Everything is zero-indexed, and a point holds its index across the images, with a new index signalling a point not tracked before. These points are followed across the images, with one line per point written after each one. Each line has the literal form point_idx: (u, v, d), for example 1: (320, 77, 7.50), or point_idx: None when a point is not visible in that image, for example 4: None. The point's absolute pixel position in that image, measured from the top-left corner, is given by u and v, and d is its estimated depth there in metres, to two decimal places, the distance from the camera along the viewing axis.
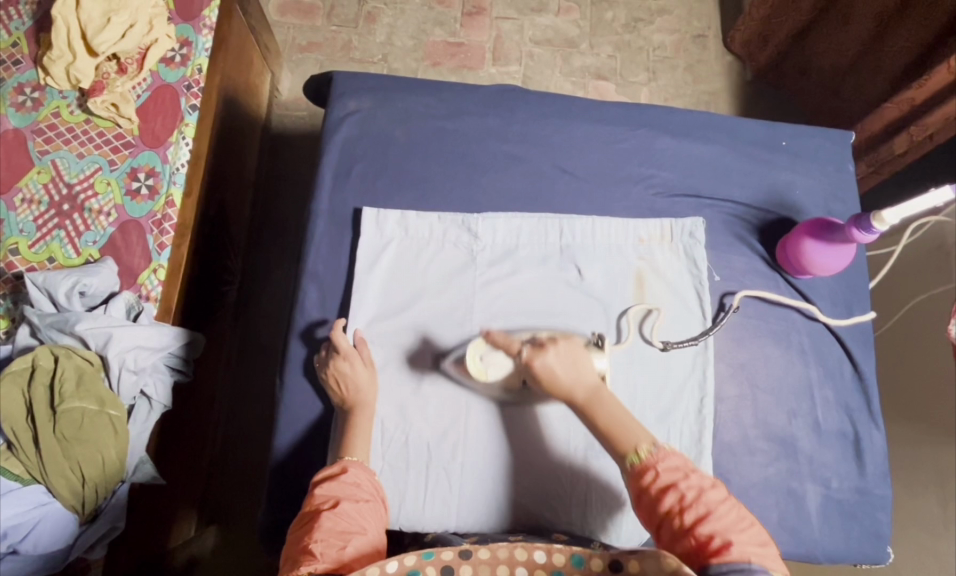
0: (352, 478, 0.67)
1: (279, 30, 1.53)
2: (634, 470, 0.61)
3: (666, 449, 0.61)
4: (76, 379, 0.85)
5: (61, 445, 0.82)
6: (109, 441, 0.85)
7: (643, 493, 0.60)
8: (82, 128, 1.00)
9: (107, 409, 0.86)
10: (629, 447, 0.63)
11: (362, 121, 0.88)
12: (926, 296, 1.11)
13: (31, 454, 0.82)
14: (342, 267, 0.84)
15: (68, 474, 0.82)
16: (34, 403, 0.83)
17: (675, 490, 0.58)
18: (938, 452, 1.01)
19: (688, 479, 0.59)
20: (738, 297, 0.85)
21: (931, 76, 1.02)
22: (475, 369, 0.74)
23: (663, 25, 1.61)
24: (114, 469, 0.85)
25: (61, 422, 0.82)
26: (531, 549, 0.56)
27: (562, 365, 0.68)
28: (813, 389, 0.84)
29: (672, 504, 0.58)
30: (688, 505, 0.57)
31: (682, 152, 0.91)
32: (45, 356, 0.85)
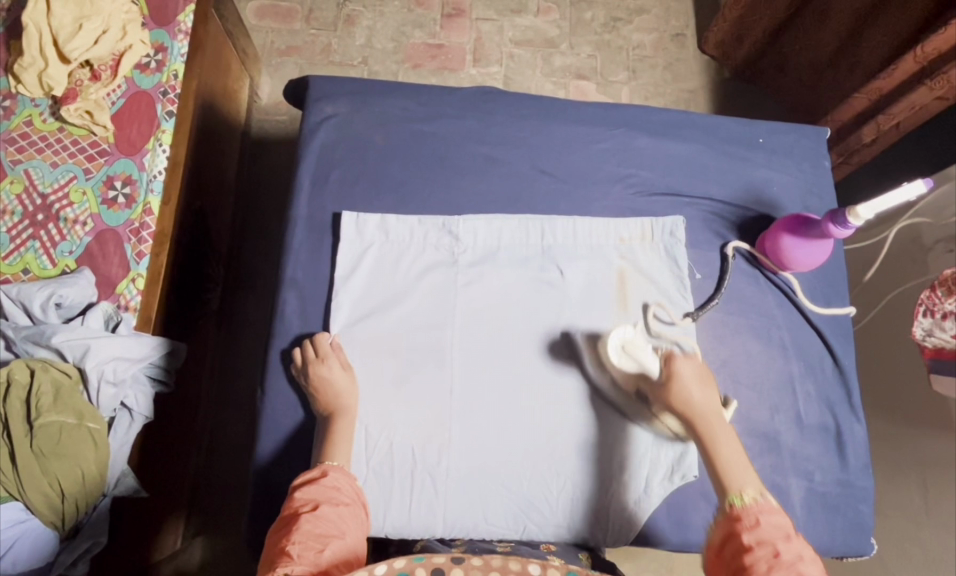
0: (332, 483, 0.66)
1: (258, 35, 1.52)
2: (728, 509, 0.60)
3: (769, 501, 0.60)
4: (53, 393, 0.84)
5: (38, 461, 0.81)
6: (88, 455, 0.83)
7: (733, 536, 0.59)
8: (55, 136, 0.98)
9: (86, 422, 0.84)
10: (731, 487, 0.62)
11: (340, 126, 0.88)
12: (905, 288, 1.12)
13: (8, 471, 0.80)
14: (323, 274, 0.83)
15: (47, 490, 0.81)
16: (9, 419, 0.81)
17: (771, 546, 0.56)
18: (919, 442, 1.03)
19: (788, 542, 0.57)
20: (728, 249, 0.87)
21: (898, 65, 1.02)
22: (615, 347, 0.78)
23: (643, 24, 1.62)
24: (94, 484, 0.84)
25: (38, 437, 0.81)
26: (528, 563, 0.57)
27: (697, 381, 0.70)
28: (795, 384, 0.85)
29: (760, 557, 0.56)
30: (778, 564, 0.55)
31: (660, 151, 0.91)
32: (20, 370, 0.84)
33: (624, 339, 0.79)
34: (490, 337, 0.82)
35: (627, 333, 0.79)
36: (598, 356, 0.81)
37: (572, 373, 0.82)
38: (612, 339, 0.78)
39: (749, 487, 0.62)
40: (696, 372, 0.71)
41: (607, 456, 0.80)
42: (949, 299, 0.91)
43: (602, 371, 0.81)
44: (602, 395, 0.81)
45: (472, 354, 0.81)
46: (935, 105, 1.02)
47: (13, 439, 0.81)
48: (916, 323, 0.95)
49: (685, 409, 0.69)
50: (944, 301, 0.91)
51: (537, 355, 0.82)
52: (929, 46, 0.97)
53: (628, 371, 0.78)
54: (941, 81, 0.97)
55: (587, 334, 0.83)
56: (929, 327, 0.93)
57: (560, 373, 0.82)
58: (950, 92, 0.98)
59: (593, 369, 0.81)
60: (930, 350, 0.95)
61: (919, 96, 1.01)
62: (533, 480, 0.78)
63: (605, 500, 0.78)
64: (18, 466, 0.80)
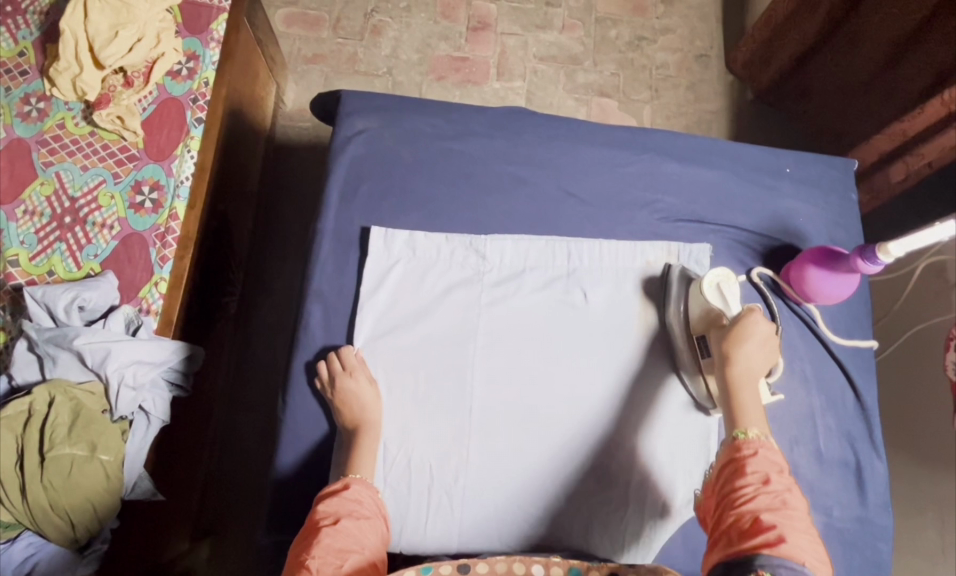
0: (354, 495, 0.66)
1: (285, 42, 1.54)
2: (733, 441, 0.65)
3: (774, 447, 0.65)
4: (69, 423, 0.84)
5: (48, 494, 0.81)
6: (100, 487, 0.83)
7: (731, 462, 0.64)
8: (87, 139, 1.00)
9: (98, 454, 0.84)
10: (741, 425, 0.67)
11: (370, 141, 0.88)
12: (928, 322, 1.11)
13: (18, 503, 0.82)
14: (348, 287, 0.84)
15: (58, 521, 0.82)
16: (25, 449, 0.82)
17: (763, 475, 0.61)
18: (937, 478, 1.02)
19: (779, 475, 0.61)
20: (754, 271, 0.87)
21: (924, 108, 1.03)
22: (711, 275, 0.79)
23: (667, 44, 1.62)
24: (106, 511, 0.84)
25: (49, 469, 0.81)
26: (529, 564, 0.63)
27: (759, 345, 0.72)
28: (814, 417, 0.84)
29: (751, 482, 0.61)
30: (766, 491, 0.60)
31: (686, 178, 0.91)
32: (41, 400, 0.85)
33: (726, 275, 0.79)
34: (511, 357, 0.82)
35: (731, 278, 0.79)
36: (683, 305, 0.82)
37: (592, 396, 0.82)
38: (711, 273, 0.79)
39: (756, 427, 0.66)
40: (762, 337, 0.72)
41: (626, 481, 0.79)
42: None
43: (678, 314, 0.82)
44: (623, 421, 0.81)
45: (492, 373, 0.81)
46: None
47: (26, 472, 0.81)
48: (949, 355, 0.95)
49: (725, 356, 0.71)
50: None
51: (556, 375, 0.82)
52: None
53: (710, 309, 0.78)
54: None
55: (608, 357, 0.83)
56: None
57: (580, 394, 0.82)
58: None
59: (673, 309, 0.82)
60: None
61: (950, 137, 1.02)
62: (547, 501, 0.78)
63: (622, 523, 0.78)
64: (29, 499, 0.81)
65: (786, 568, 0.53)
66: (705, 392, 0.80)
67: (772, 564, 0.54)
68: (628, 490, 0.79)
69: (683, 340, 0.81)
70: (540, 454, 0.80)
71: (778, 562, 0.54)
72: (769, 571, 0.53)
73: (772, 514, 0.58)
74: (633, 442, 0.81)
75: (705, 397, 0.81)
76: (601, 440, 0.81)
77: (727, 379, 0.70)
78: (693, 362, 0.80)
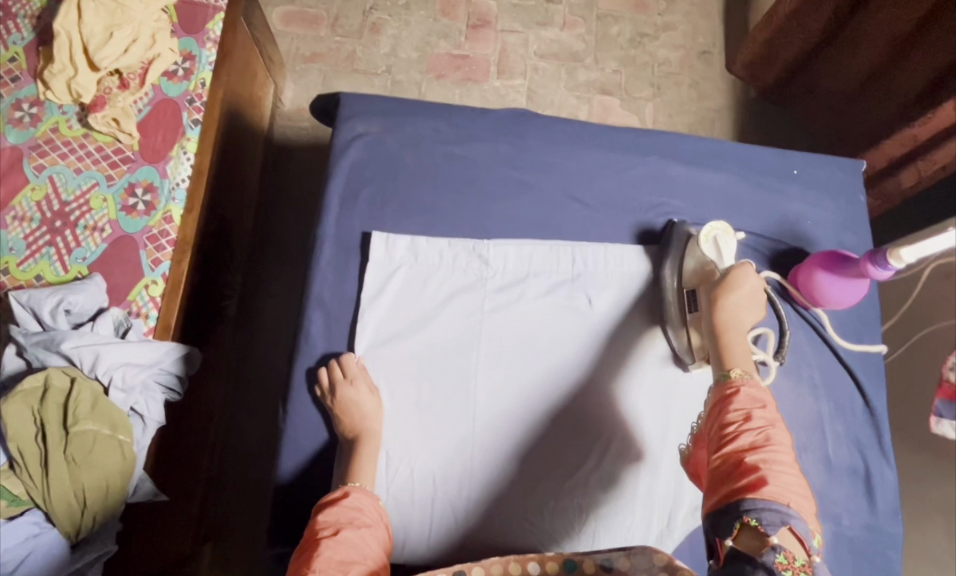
0: (354, 504, 0.65)
1: (283, 40, 1.52)
2: (719, 382, 0.64)
3: (760, 384, 0.63)
4: (89, 402, 0.85)
5: (69, 469, 0.83)
6: (115, 467, 0.85)
7: (716, 404, 0.63)
8: (80, 142, 0.98)
9: (118, 434, 0.86)
10: (725, 366, 0.66)
11: (371, 145, 0.87)
12: (936, 325, 1.10)
13: (35, 474, 0.82)
14: (349, 293, 0.82)
15: (71, 496, 0.83)
16: (45, 423, 0.83)
17: (744, 411, 0.60)
18: (945, 482, 1.01)
19: (762, 410, 0.60)
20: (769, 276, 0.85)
21: (936, 113, 1.01)
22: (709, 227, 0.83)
23: (669, 41, 1.60)
24: (116, 495, 0.85)
25: (72, 443, 0.83)
26: (525, 562, 0.61)
27: (748, 296, 0.72)
28: (823, 423, 0.83)
29: (734, 421, 0.60)
30: (749, 429, 0.59)
31: (693, 181, 0.90)
32: (58, 375, 0.86)
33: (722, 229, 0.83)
34: (514, 362, 0.81)
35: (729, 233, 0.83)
36: (680, 266, 0.82)
37: (598, 403, 0.81)
38: (706, 228, 0.83)
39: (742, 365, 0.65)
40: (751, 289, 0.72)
41: (632, 488, 0.78)
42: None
43: (673, 274, 0.82)
44: (629, 427, 0.80)
45: (495, 380, 0.80)
46: None
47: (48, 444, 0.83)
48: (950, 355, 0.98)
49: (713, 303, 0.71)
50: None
51: (560, 381, 0.81)
52: None
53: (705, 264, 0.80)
54: None
55: (613, 363, 0.82)
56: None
57: (584, 400, 0.81)
58: None
59: (669, 269, 0.82)
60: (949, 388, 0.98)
61: None
62: (553, 510, 0.77)
63: (629, 532, 0.77)
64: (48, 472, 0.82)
65: (771, 511, 0.52)
66: (686, 345, 0.80)
67: (756, 508, 0.53)
68: (635, 498, 0.78)
69: (672, 296, 0.81)
70: (545, 462, 0.79)
71: (762, 505, 0.53)
72: (753, 514, 0.52)
73: (757, 453, 0.57)
74: (639, 449, 0.80)
75: (685, 351, 0.80)
76: (607, 447, 0.79)
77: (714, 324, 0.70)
78: (679, 317, 0.80)
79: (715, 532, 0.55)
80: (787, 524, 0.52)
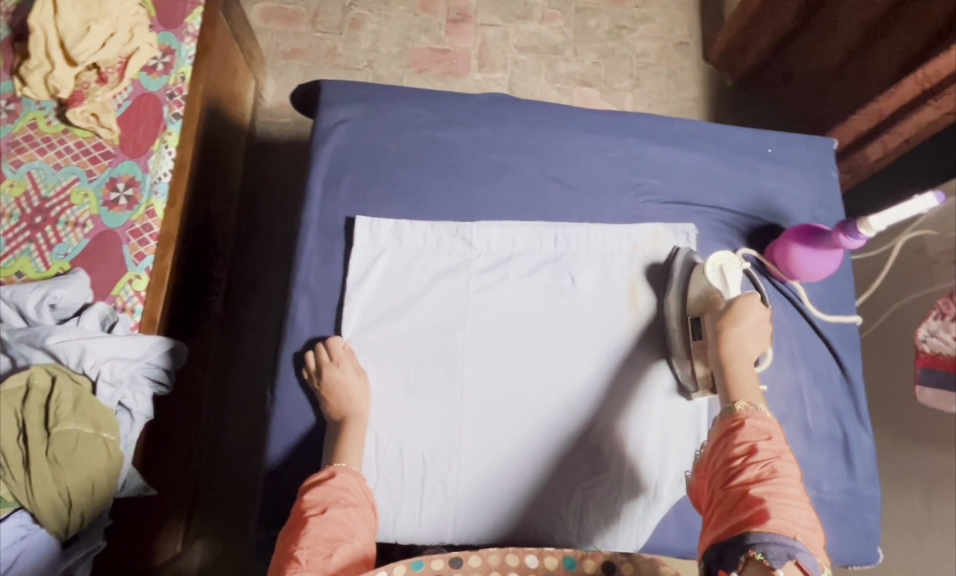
0: (341, 483, 0.66)
1: (263, 37, 1.52)
2: (724, 416, 0.66)
3: (765, 416, 0.64)
4: (73, 401, 0.85)
5: (52, 469, 0.82)
6: (101, 465, 0.85)
7: (722, 437, 0.63)
8: (59, 138, 0.98)
9: (102, 433, 0.86)
10: (731, 397, 0.67)
11: (352, 131, 0.87)
12: (908, 299, 1.13)
13: (18, 476, 0.82)
14: (335, 278, 0.83)
15: (55, 496, 0.82)
16: (27, 422, 0.83)
17: (749, 444, 0.61)
18: (923, 451, 1.04)
19: (768, 443, 0.61)
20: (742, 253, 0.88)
21: (899, 89, 1.04)
22: (714, 258, 0.80)
23: (647, 32, 1.63)
24: (102, 493, 0.86)
25: (55, 444, 0.82)
26: (522, 555, 0.61)
27: (752, 327, 0.72)
28: (802, 393, 0.85)
29: (740, 454, 0.61)
30: (754, 462, 0.59)
31: (670, 161, 0.92)
32: (41, 375, 0.86)
33: (726, 258, 0.81)
34: (500, 343, 0.82)
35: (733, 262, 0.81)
36: (684, 292, 0.82)
37: (583, 381, 0.82)
38: (713, 257, 0.80)
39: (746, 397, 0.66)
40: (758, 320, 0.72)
41: (618, 462, 0.80)
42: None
43: (676, 298, 0.82)
44: (613, 404, 0.82)
45: (481, 360, 0.81)
46: (940, 122, 1.05)
47: (29, 444, 0.82)
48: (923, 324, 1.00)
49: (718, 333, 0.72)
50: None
51: (546, 361, 0.82)
52: (931, 69, 0.98)
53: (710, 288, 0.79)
54: (946, 100, 1.00)
55: (597, 342, 0.83)
56: (936, 328, 0.99)
57: (569, 378, 0.82)
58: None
59: (671, 295, 0.82)
60: (926, 358, 1.00)
61: (926, 115, 1.04)
62: (541, 486, 0.78)
63: (616, 505, 0.78)
64: (31, 472, 0.81)
65: (777, 544, 0.52)
66: (690, 374, 0.80)
67: (762, 542, 0.53)
68: (620, 470, 0.79)
69: (676, 322, 0.81)
70: (532, 440, 0.80)
71: (768, 538, 0.53)
72: (760, 548, 0.52)
73: (762, 485, 0.57)
74: (625, 425, 0.81)
75: (689, 380, 0.80)
76: (593, 423, 0.81)
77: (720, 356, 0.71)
78: (683, 345, 0.80)
79: (718, 562, 0.54)
80: (792, 558, 0.52)
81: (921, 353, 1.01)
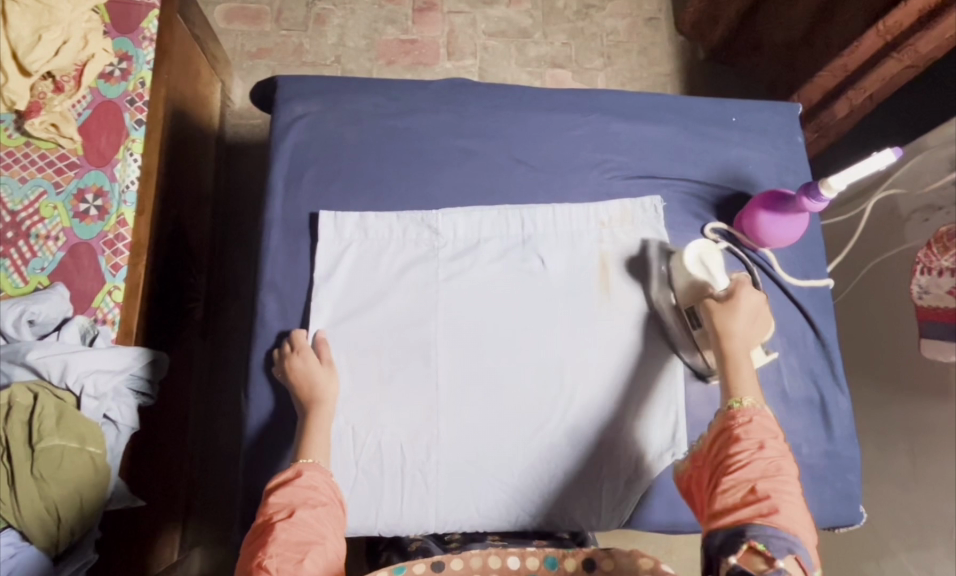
0: (307, 482, 0.65)
1: (227, 38, 1.50)
2: (729, 409, 0.66)
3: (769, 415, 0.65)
4: (56, 416, 0.85)
5: (38, 485, 0.82)
6: (88, 479, 0.85)
7: (726, 429, 0.64)
8: (22, 151, 0.96)
9: (87, 446, 0.85)
10: (734, 394, 0.67)
11: (311, 126, 0.87)
12: (882, 258, 1.14)
13: (5, 495, 0.81)
14: (302, 275, 0.82)
15: (42, 511, 0.82)
16: (10, 439, 0.83)
17: (758, 441, 0.62)
18: (906, 409, 1.05)
19: (773, 442, 0.62)
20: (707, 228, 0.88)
21: (863, 41, 1.05)
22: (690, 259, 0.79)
23: (615, 10, 1.61)
24: (91, 508, 0.85)
25: (40, 460, 0.82)
26: (504, 556, 0.59)
27: (749, 312, 0.73)
28: (777, 359, 0.85)
29: (746, 448, 0.62)
30: (760, 458, 0.61)
31: (635, 135, 0.91)
32: (22, 392, 0.85)
33: (700, 251, 0.79)
34: (472, 331, 0.82)
35: (703, 246, 0.79)
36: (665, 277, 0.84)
37: (559, 364, 0.81)
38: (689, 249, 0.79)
39: (749, 395, 0.66)
40: (755, 307, 0.73)
41: (597, 441, 0.80)
42: (945, 256, 0.92)
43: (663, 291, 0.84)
44: (591, 383, 0.81)
45: (453, 350, 0.81)
46: (904, 76, 1.04)
47: (13, 462, 0.82)
48: (913, 280, 0.97)
49: (724, 329, 0.72)
50: (940, 258, 0.93)
51: (520, 345, 0.82)
52: (892, 19, 0.99)
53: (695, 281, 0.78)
54: (909, 51, 1.00)
55: (572, 321, 0.83)
56: (926, 284, 0.95)
57: (543, 361, 0.81)
58: (919, 60, 1.01)
59: (657, 288, 0.84)
60: (926, 311, 0.97)
61: (888, 69, 1.04)
62: (522, 470, 0.78)
63: (597, 482, 0.79)
64: (17, 489, 0.81)
65: (778, 537, 0.55)
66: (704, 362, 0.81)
67: (765, 532, 0.55)
68: (601, 449, 0.80)
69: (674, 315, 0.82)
70: (511, 425, 0.79)
71: (770, 530, 0.56)
72: (763, 539, 0.55)
73: (767, 482, 0.59)
74: (601, 403, 0.81)
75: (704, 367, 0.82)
76: (569, 404, 0.80)
77: (721, 350, 0.71)
78: (688, 338, 0.81)
79: (719, 551, 0.56)
80: (792, 552, 0.55)
81: (919, 308, 0.98)
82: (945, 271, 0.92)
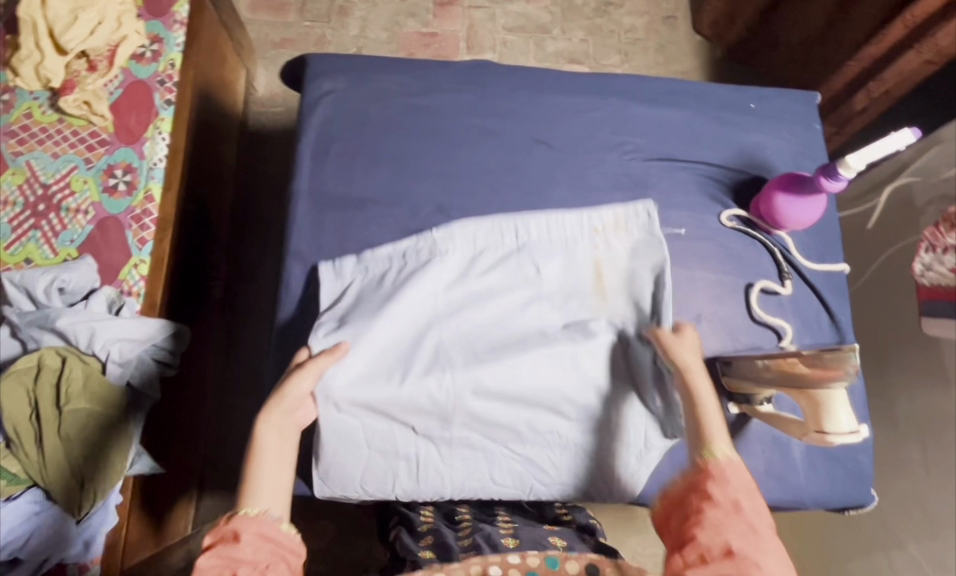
0: (250, 545, 0.58)
1: (252, 28, 1.53)
2: (698, 461, 0.66)
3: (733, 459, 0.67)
4: (83, 380, 0.87)
5: (64, 446, 0.84)
6: (111, 442, 0.86)
7: (696, 486, 0.65)
8: (55, 127, 1.00)
9: (111, 410, 0.88)
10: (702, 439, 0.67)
11: (338, 103, 0.89)
12: (893, 250, 1.15)
13: (31, 453, 0.83)
14: (326, 245, 0.84)
15: (68, 473, 0.83)
16: (39, 400, 0.84)
17: (727, 496, 0.63)
18: (916, 399, 1.06)
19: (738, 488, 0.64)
20: (724, 214, 0.90)
21: (888, 31, 1.06)
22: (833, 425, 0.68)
23: (633, 8, 1.63)
24: (114, 471, 0.86)
25: (66, 421, 0.84)
26: None
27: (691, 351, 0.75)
28: (791, 340, 0.86)
29: (716, 503, 0.63)
30: (727, 508, 0.62)
31: (654, 119, 0.93)
32: (51, 356, 0.87)
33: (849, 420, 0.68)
34: (478, 334, 0.79)
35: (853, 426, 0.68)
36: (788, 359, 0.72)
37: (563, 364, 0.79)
38: (844, 417, 0.67)
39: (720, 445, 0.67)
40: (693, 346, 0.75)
41: (606, 421, 0.79)
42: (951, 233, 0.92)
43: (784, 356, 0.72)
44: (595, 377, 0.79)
45: (465, 344, 0.79)
46: (923, 69, 1.06)
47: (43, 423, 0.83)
48: (917, 258, 0.97)
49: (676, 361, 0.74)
50: (945, 235, 0.93)
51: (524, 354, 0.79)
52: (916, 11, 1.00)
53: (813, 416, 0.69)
54: (929, 45, 1.01)
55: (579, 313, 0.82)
56: (929, 261, 0.95)
57: (556, 350, 0.79)
58: (938, 55, 1.02)
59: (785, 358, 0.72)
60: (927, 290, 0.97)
61: (906, 62, 1.06)
62: (534, 448, 0.79)
63: (608, 459, 0.79)
64: (45, 448, 0.83)
65: None
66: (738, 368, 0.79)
67: None
68: (609, 430, 0.79)
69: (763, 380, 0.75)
70: (523, 410, 0.78)
71: None
72: None
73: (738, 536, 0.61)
74: (607, 394, 0.79)
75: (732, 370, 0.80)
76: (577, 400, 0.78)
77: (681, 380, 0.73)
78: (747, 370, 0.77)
79: None
80: None
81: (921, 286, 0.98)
82: (949, 249, 0.91)
